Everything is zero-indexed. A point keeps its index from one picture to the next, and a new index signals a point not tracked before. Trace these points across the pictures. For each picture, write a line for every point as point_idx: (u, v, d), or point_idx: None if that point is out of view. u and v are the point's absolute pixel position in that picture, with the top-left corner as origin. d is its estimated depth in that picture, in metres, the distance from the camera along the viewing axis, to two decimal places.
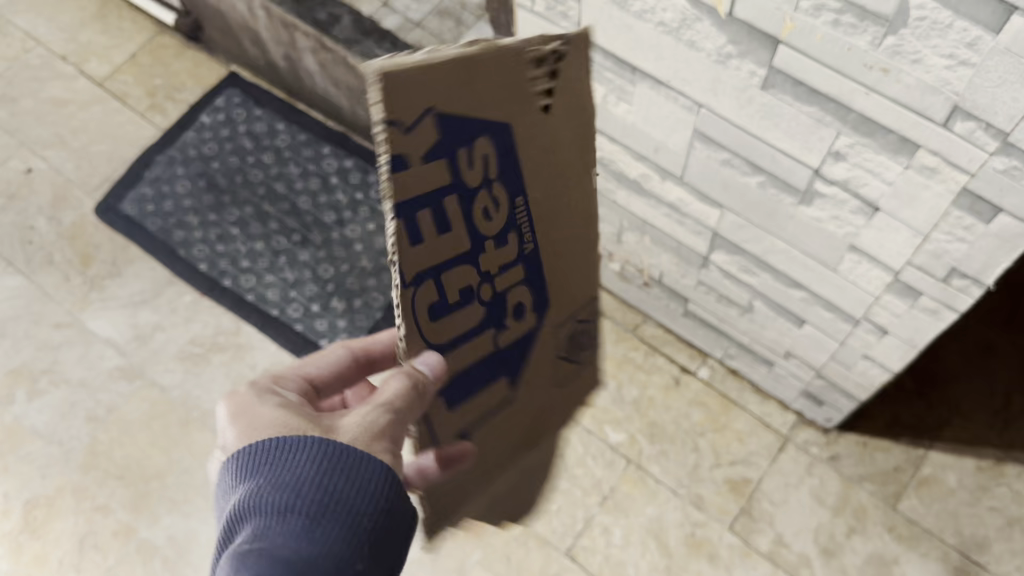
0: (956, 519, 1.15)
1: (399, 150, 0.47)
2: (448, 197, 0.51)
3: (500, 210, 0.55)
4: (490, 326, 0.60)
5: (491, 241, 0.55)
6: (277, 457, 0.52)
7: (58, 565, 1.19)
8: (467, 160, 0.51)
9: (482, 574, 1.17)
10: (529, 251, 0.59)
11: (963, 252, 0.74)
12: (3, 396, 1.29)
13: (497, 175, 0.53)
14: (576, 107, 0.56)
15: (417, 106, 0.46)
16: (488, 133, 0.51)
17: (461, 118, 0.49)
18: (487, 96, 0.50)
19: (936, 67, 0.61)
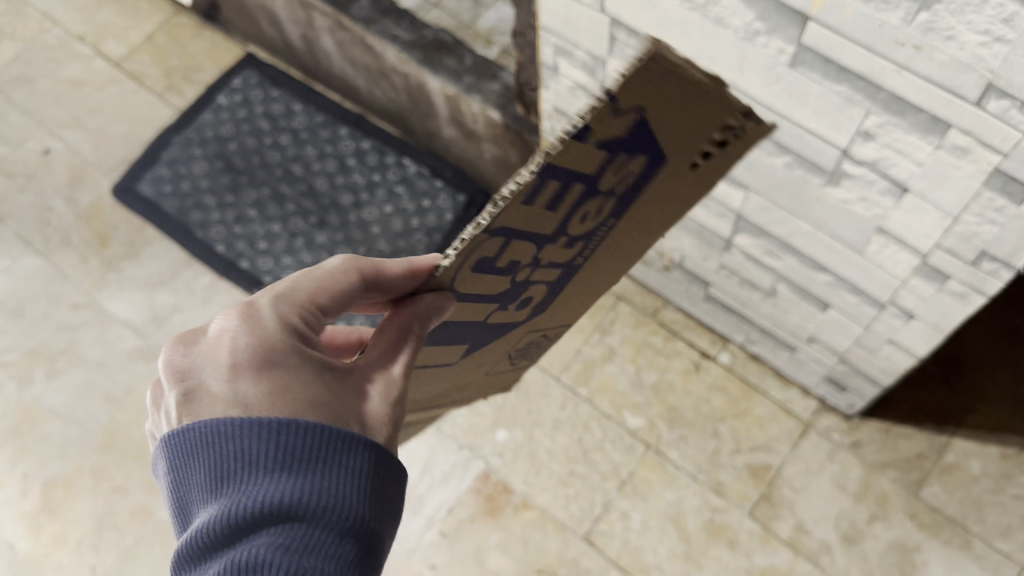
0: (979, 506, 1.13)
1: (594, 124, 0.44)
2: (579, 183, 0.49)
3: (593, 217, 0.56)
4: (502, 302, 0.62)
5: (566, 239, 0.56)
6: (326, 458, 0.49)
7: (77, 545, 1.19)
8: (615, 166, 0.50)
9: (500, 558, 1.16)
10: (575, 263, 0.63)
11: (993, 235, 0.72)
12: (21, 375, 1.29)
13: (616, 191, 0.54)
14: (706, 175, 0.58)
15: (633, 101, 0.44)
16: (647, 153, 0.50)
17: (641, 130, 0.47)
18: (671, 133, 0.49)
19: (970, 44, 0.59)
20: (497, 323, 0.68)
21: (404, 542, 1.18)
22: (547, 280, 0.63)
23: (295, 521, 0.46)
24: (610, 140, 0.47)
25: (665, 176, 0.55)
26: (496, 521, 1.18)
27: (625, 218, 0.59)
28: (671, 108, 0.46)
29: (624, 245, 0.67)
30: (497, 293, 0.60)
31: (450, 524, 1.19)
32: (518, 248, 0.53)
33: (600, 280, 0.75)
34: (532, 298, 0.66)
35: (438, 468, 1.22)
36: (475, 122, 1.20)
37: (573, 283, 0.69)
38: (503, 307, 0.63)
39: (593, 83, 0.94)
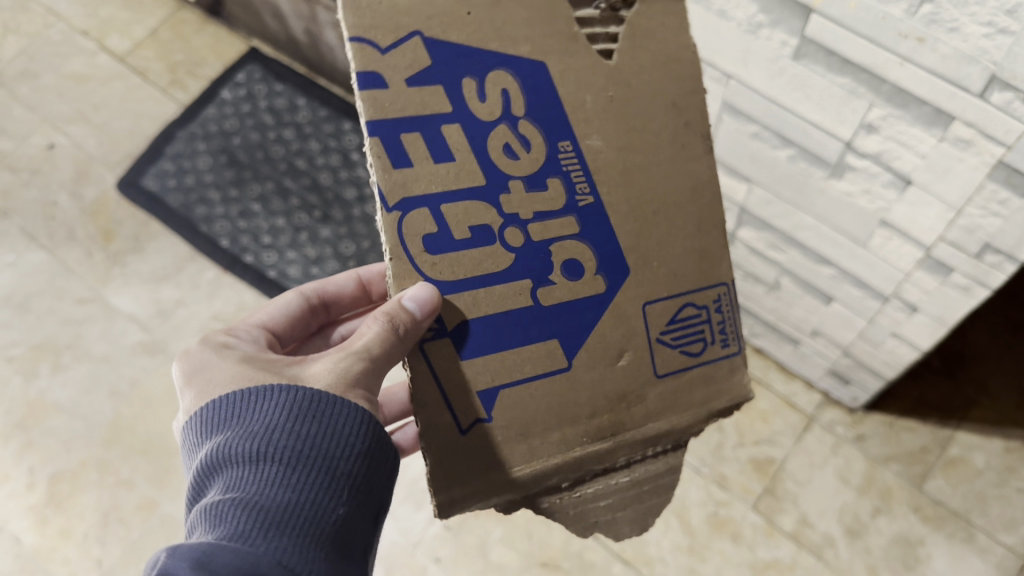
0: (983, 500, 1.13)
1: (373, 68, 0.51)
2: (448, 125, 0.52)
3: (533, 152, 0.54)
4: (532, 275, 0.54)
5: (520, 181, 0.54)
6: (248, 410, 0.51)
7: (83, 538, 1.19)
8: (478, 90, 0.53)
9: (503, 551, 1.16)
10: (587, 205, 0.55)
11: (997, 228, 0.72)
12: (26, 370, 1.30)
13: (524, 112, 0.54)
14: (651, 63, 0.57)
15: (398, 30, 0.51)
16: (509, 68, 0.54)
17: (457, 48, 0.52)
18: (509, 34, 0.54)
19: (974, 36, 0.59)
20: (555, 308, 0.54)
21: (408, 535, 1.18)
22: (570, 237, 0.54)
23: (230, 466, 0.49)
24: (423, 69, 0.52)
25: (580, 83, 0.55)
26: (501, 515, 1.18)
27: (603, 139, 0.55)
28: (460, 16, 0.53)
29: (665, 178, 0.57)
30: (490, 259, 0.53)
31: (454, 517, 1.19)
32: (455, 210, 0.52)
33: (700, 223, 0.58)
34: (573, 258, 0.55)
35: None
36: None
37: (635, 236, 0.56)
38: (541, 279, 0.54)
39: None
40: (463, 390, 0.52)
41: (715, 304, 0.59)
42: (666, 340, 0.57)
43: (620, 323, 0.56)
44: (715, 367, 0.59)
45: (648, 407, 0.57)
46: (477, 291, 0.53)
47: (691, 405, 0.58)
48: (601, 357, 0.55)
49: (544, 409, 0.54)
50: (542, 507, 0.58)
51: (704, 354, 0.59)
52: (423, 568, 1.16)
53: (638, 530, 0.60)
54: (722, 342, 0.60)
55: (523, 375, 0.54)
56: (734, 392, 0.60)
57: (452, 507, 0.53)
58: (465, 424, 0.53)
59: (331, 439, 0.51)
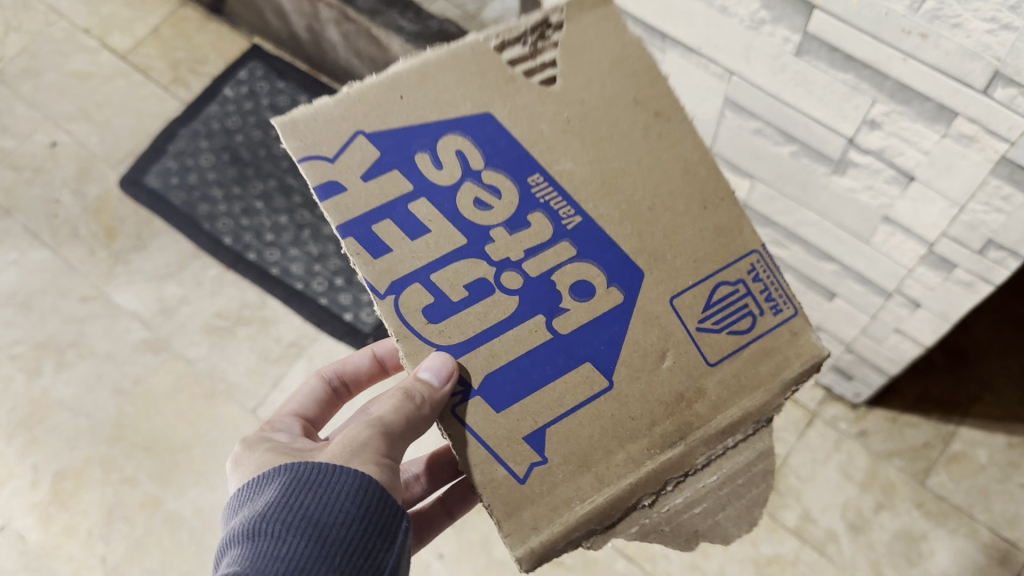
0: (986, 495, 1.13)
1: (325, 177, 0.53)
2: (415, 202, 0.54)
3: (505, 198, 0.55)
4: (541, 309, 0.54)
5: (501, 229, 0.54)
6: (255, 495, 0.54)
7: (88, 535, 1.20)
8: (434, 159, 0.54)
9: (507, 548, 1.16)
10: (576, 226, 0.56)
11: (1000, 224, 0.72)
12: (30, 368, 1.30)
13: (484, 163, 0.55)
14: (593, 87, 0.57)
15: (338, 131, 0.53)
16: (457, 129, 0.55)
17: (402, 127, 0.54)
18: (449, 96, 0.55)
19: (977, 32, 0.59)
20: (579, 335, 0.55)
21: None
22: (569, 260, 0.55)
23: (232, 545, 0.51)
24: (373, 157, 0.54)
25: (530, 118, 0.56)
26: None
27: (574, 161, 0.56)
28: (393, 100, 0.54)
29: (654, 173, 0.57)
30: (495, 309, 0.54)
31: None
32: (445, 277, 0.53)
33: (704, 200, 0.58)
34: (581, 279, 0.55)
35: None
36: None
37: (636, 238, 0.56)
38: (554, 308, 0.54)
39: None
40: (510, 440, 0.53)
41: (749, 273, 0.58)
42: (709, 334, 0.56)
43: (651, 327, 0.55)
44: (774, 338, 0.58)
45: (710, 399, 0.56)
46: (492, 341, 0.53)
47: (752, 384, 0.57)
48: (647, 363, 0.55)
49: (596, 428, 0.54)
50: (634, 530, 0.56)
51: (756, 329, 0.58)
52: (426, 563, 1.17)
53: (746, 526, 0.57)
54: (773, 309, 0.58)
55: (566, 408, 0.54)
56: (804, 354, 0.58)
57: (544, 556, 0.52)
58: (521, 469, 0.53)
59: (325, 507, 0.52)
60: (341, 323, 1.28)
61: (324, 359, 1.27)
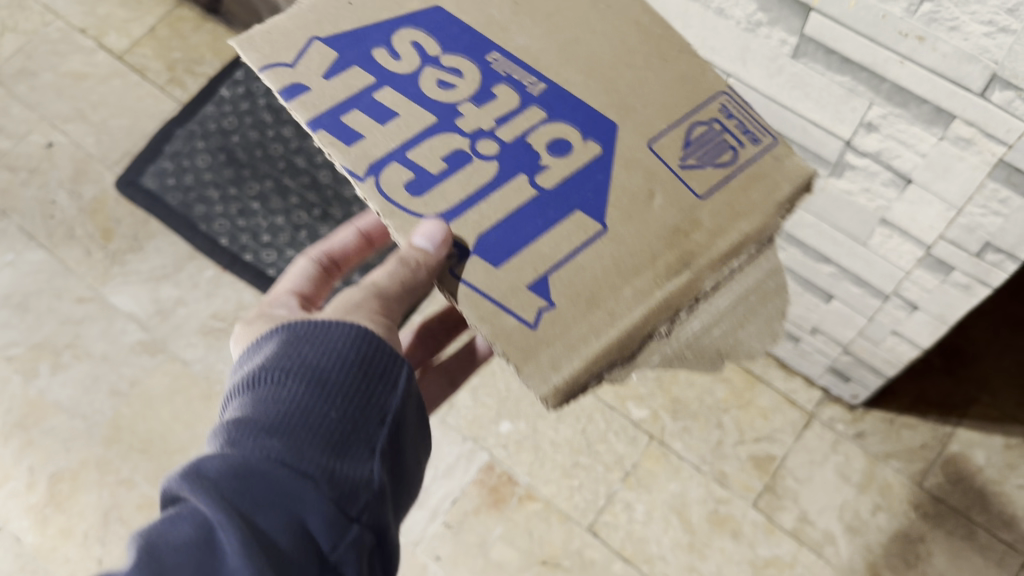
0: (983, 497, 1.13)
1: (291, 84, 0.56)
2: (381, 91, 0.57)
3: (468, 76, 0.58)
4: (521, 170, 0.55)
5: (467, 102, 0.57)
6: (256, 349, 0.58)
7: (84, 538, 1.19)
8: (395, 52, 0.58)
9: (504, 549, 1.16)
10: (543, 93, 0.59)
11: (998, 226, 0.72)
12: (26, 369, 1.30)
13: (441, 51, 0.59)
14: None
15: (298, 45, 0.58)
16: (411, 29, 0.60)
17: (360, 33, 0.59)
18: (400, 3, 0.60)
19: (974, 35, 0.59)
20: (561, 187, 0.55)
21: (408, 533, 1.18)
22: (541, 123, 0.57)
23: (238, 394, 0.55)
24: (335, 56, 0.58)
25: (478, 12, 0.61)
26: (501, 513, 1.18)
27: (528, 39, 0.61)
28: (344, 8, 0.60)
29: (603, 42, 0.62)
30: (477, 172, 0.55)
31: (454, 516, 1.18)
32: (421, 153, 0.55)
33: (662, 54, 0.61)
34: (557, 138, 0.57)
35: (443, 460, 1.22)
36: None
37: (602, 98, 0.59)
38: (532, 166, 0.55)
39: None
40: (516, 289, 0.52)
41: (720, 115, 0.59)
42: (694, 169, 0.57)
43: (633, 170, 0.57)
44: (760, 164, 0.58)
45: (707, 229, 0.56)
46: (479, 203, 0.54)
47: (754, 205, 0.57)
48: (642, 202, 0.56)
49: (598, 267, 0.54)
50: (657, 361, 0.56)
51: (738, 159, 0.58)
52: (423, 566, 1.16)
53: (771, 339, 0.58)
54: (752, 140, 0.59)
55: (564, 253, 0.54)
56: (791, 176, 0.58)
57: (570, 390, 0.52)
58: (530, 314, 0.52)
59: (327, 354, 0.55)
60: None
61: None
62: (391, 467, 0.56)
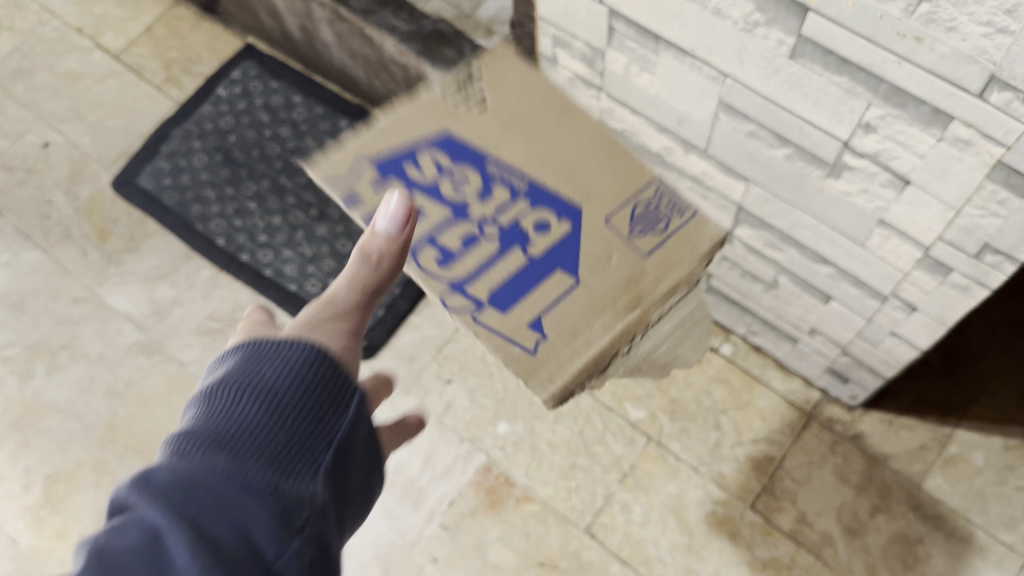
0: (982, 498, 1.13)
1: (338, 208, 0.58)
2: (413, 197, 0.57)
3: (471, 179, 0.58)
4: (517, 245, 0.56)
5: (475, 200, 0.57)
6: (214, 366, 0.56)
7: (80, 539, 1.19)
8: (420, 168, 0.58)
9: (501, 551, 1.16)
10: (529, 184, 0.58)
11: (997, 228, 0.72)
12: (22, 370, 1.29)
13: (452, 157, 0.58)
14: (527, 92, 0.61)
15: (343, 167, 0.59)
16: (431, 143, 0.59)
17: (392, 148, 0.59)
18: (419, 122, 0.59)
19: (973, 35, 0.59)
20: (548, 254, 0.57)
21: (406, 535, 1.17)
22: (527, 209, 0.57)
23: (190, 407, 0.53)
24: (372, 173, 0.59)
25: (479, 121, 0.59)
26: (498, 515, 1.18)
27: (516, 151, 0.59)
28: (374, 133, 0.60)
29: (575, 138, 0.60)
30: (490, 254, 0.56)
31: (452, 517, 1.18)
32: (451, 235, 0.57)
33: (609, 155, 0.60)
34: (541, 220, 0.57)
35: (440, 462, 1.21)
36: None
37: (571, 184, 0.58)
38: (521, 244, 0.56)
39: (592, 75, 0.94)
40: (519, 326, 0.55)
41: (658, 196, 0.59)
42: (651, 232, 0.58)
43: (596, 240, 0.57)
44: (685, 230, 0.59)
45: (655, 279, 0.57)
46: (490, 271, 0.56)
47: (691, 257, 0.58)
48: (604, 261, 0.57)
49: (572, 307, 0.56)
50: (622, 370, 0.61)
51: (670, 227, 0.59)
52: (420, 567, 1.16)
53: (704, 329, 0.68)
54: (678, 213, 0.59)
55: (549, 299, 0.56)
56: (708, 233, 0.59)
57: (563, 396, 0.55)
58: (532, 342, 0.55)
59: (281, 369, 0.53)
60: None
61: None
62: (343, 491, 0.53)
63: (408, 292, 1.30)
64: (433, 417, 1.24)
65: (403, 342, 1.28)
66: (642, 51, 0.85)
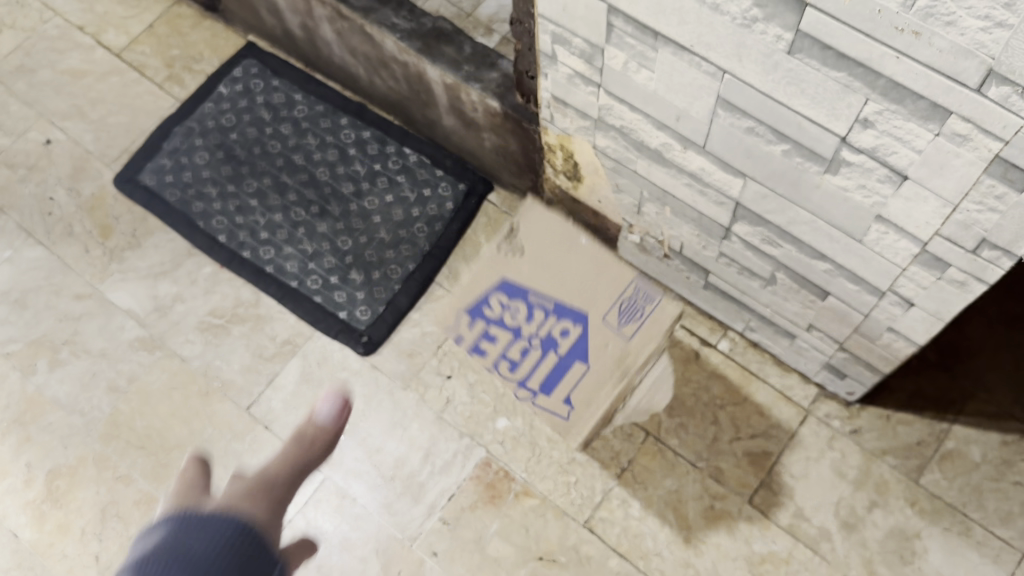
0: (979, 493, 1.13)
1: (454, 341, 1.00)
2: (491, 328, 0.98)
3: (523, 310, 0.96)
4: (552, 351, 0.96)
5: (525, 324, 0.96)
6: (145, 537, 0.61)
7: (82, 533, 1.20)
8: (491, 308, 0.98)
9: (501, 545, 1.16)
10: (554, 307, 0.96)
11: (994, 222, 0.72)
12: (24, 366, 1.30)
13: (507, 296, 0.97)
14: (545, 242, 0.98)
15: (452, 320, 0.99)
16: (494, 289, 0.97)
17: (475, 298, 0.98)
18: (487, 274, 0.97)
19: (971, 29, 0.59)
20: (574, 354, 0.96)
21: (406, 530, 1.18)
22: (556, 324, 0.96)
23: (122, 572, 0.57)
24: (466, 314, 0.99)
25: (518, 266, 0.97)
26: (497, 509, 1.18)
27: (544, 283, 0.97)
28: (463, 290, 0.99)
29: (582, 268, 0.97)
30: (538, 358, 0.97)
31: (451, 512, 1.19)
32: (511, 353, 0.97)
33: (605, 268, 0.97)
34: (567, 330, 0.96)
35: (440, 457, 1.22)
36: (474, 111, 1.22)
37: (583, 301, 0.96)
38: (557, 350, 0.96)
39: (591, 72, 0.95)
40: (558, 403, 0.98)
41: (637, 295, 0.97)
42: (628, 326, 0.97)
43: (600, 337, 0.96)
44: (655, 313, 0.98)
45: (640, 352, 0.99)
46: (539, 368, 0.97)
47: (655, 335, 0.99)
48: (601, 350, 0.96)
49: (589, 382, 0.97)
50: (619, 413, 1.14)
51: (647, 312, 0.98)
52: (420, 561, 1.17)
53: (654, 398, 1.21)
54: (650, 300, 0.98)
55: (573, 384, 0.97)
56: (669, 315, 0.99)
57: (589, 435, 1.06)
58: (564, 411, 0.99)
59: (206, 543, 0.59)
60: (336, 321, 1.29)
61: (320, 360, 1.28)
62: None
63: (408, 288, 1.31)
64: (432, 412, 1.24)
65: (402, 338, 1.28)
66: (641, 47, 0.85)
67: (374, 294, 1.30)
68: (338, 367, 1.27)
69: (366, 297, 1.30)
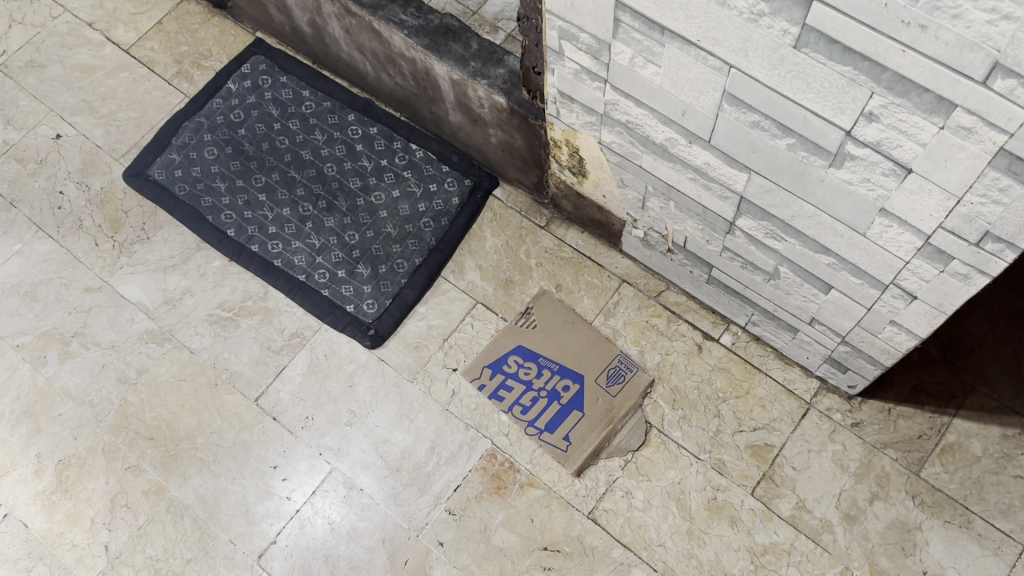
0: (979, 486, 1.15)
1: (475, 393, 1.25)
2: (508, 381, 1.25)
3: (534, 368, 1.25)
4: (555, 401, 1.23)
5: (536, 381, 1.24)
6: None
7: (91, 523, 1.22)
8: (510, 366, 1.25)
9: (505, 535, 1.18)
10: (557, 368, 1.24)
11: (998, 215, 0.74)
12: (35, 358, 1.31)
13: (523, 358, 1.26)
14: (551, 316, 1.28)
15: (476, 370, 1.26)
16: (513, 352, 1.26)
17: (497, 357, 1.26)
18: (507, 339, 1.27)
19: (978, 22, 0.61)
20: (571, 407, 1.22)
21: (412, 520, 1.19)
22: (560, 380, 1.24)
23: None
24: (488, 371, 1.26)
25: (531, 334, 1.27)
26: (502, 500, 1.20)
27: (549, 350, 1.26)
28: (488, 350, 1.27)
29: (578, 334, 1.27)
30: (544, 407, 1.23)
31: (457, 502, 1.20)
32: (522, 401, 1.24)
33: (595, 342, 1.26)
34: (568, 388, 1.23)
35: (446, 447, 1.23)
36: (481, 107, 1.24)
37: (578, 364, 1.25)
38: (560, 402, 1.23)
39: (597, 67, 0.96)
40: (561, 446, 1.21)
41: (620, 364, 1.24)
42: (615, 388, 1.23)
43: (593, 394, 1.23)
44: (635, 376, 1.24)
45: (624, 409, 1.22)
46: (545, 416, 1.22)
47: (633, 396, 1.22)
48: (593, 404, 1.22)
49: (582, 428, 1.21)
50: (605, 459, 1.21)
51: (627, 378, 1.24)
52: (426, 551, 1.18)
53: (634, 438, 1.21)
54: (630, 368, 1.24)
55: (571, 431, 1.21)
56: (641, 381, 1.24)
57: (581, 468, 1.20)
58: (563, 445, 1.21)
59: None
60: (344, 315, 1.30)
61: (327, 353, 1.29)
62: None
63: (415, 282, 1.32)
64: (438, 404, 1.25)
65: (408, 330, 1.30)
66: (648, 42, 0.87)
67: (381, 288, 1.32)
68: (344, 359, 1.29)
69: (373, 291, 1.32)
